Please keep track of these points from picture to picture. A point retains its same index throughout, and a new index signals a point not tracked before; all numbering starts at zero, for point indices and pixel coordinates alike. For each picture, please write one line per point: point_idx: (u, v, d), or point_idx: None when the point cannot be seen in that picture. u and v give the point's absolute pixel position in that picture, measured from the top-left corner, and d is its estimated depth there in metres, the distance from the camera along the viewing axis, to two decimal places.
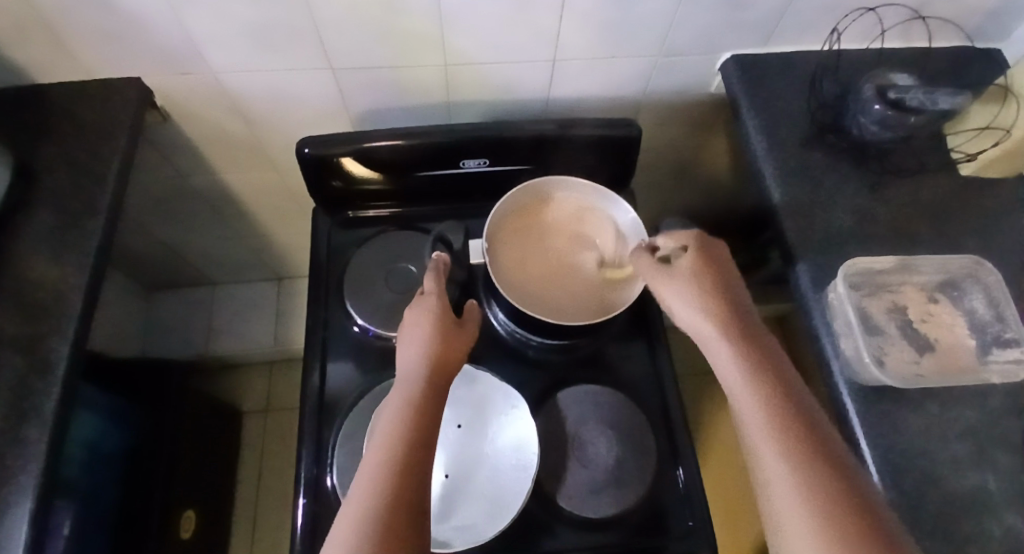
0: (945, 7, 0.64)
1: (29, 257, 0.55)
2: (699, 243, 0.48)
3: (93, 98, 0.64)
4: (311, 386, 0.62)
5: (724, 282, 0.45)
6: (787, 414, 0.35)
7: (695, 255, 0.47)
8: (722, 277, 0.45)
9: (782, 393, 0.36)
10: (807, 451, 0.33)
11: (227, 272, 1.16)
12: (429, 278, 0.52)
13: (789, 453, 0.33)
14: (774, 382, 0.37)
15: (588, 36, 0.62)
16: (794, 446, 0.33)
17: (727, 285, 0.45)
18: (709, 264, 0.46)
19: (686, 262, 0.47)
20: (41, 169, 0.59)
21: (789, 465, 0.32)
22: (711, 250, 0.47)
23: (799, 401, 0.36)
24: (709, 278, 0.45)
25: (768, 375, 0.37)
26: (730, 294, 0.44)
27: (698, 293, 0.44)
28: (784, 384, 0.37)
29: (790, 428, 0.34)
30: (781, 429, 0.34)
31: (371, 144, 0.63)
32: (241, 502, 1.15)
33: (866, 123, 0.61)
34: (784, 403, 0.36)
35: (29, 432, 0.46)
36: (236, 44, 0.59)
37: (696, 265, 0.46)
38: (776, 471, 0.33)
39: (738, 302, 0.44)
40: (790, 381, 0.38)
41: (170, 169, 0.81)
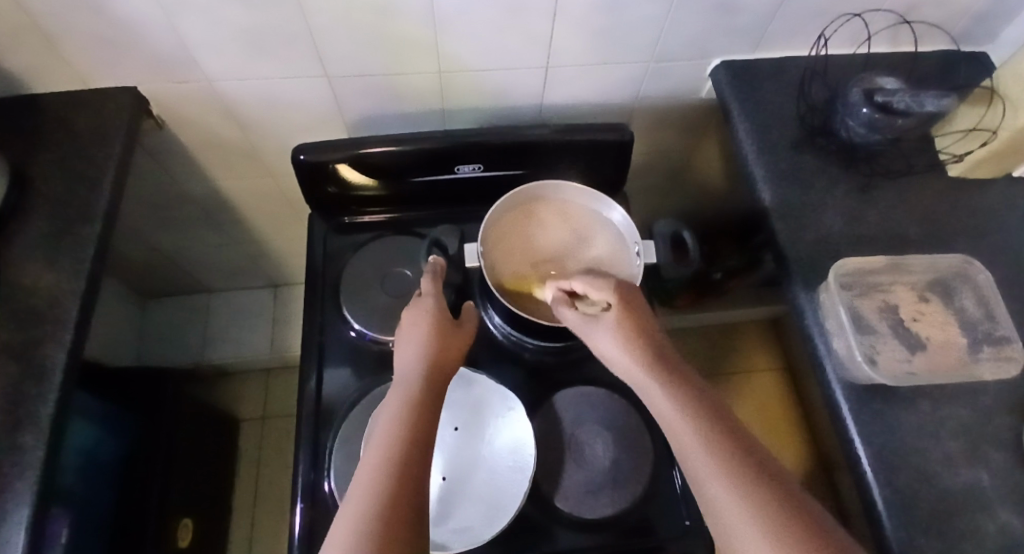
0: (931, 11, 0.65)
1: (25, 263, 0.55)
2: (618, 290, 0.48)
3: (89, 106, 0.64)
4: (308, 392, 0.62)
5: (647, 324, 0.45)
6: (725, 444, 0.34)
7: (618, 306, 0.46)
8: (644, 318, 0.45)
9: (717, 423, 0.36)
10: (751, 478, 0.32)
11: (223, 279, 1.16)
12: (427, 280, 0.53)
13: (735, 479, 0.32)
14: (708, 415, 0.36)
15: (579, 43, 0.63)
16: (751, 500, 0.31)
17: (648, 327, 0.44)
18: (632, 310, 0.46)
19: (609, 312, 0.46)
20: (38, 177, 0.60)
21: (737, 494, 0.32)
22: (631, 298, 0.47)
23: (736, 429, 0.36)
24: (633, 323, 0.44)
25: (700, 406, 0.37)
26: (652, 336, 0.44)
27: (627, 338, 0.43)
28: (719, 414, 0.37)
29: (731, 456, 0.34)
30: (724, 458, 0.33)
31: (366, 150, 0.63)
32: (238, 511, 1.14)
33: (854, 126, 0.62)
34: (720, 434, 0.35)
35: (26, 438, 0.46)
36: (229, 50, 0.59)
37: (620, 310, 0.46)
38: (725, 503, 0.32)
39: (660, 343, 0.44)
40: (734, 425, 0.36)
41: (166, 177, 0.81)
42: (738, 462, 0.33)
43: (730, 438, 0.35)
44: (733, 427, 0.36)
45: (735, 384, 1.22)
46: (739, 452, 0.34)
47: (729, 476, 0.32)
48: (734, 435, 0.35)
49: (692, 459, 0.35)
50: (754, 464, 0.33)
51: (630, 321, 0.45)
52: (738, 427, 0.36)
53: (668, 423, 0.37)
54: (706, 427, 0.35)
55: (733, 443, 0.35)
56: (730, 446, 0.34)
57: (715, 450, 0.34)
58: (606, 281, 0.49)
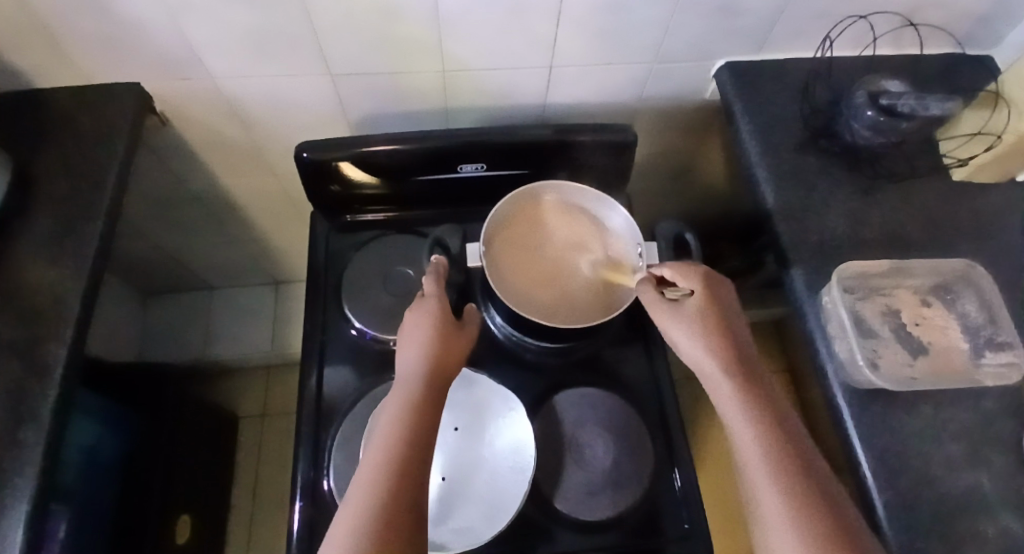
0: (936, 14, 0.65)
1: (27, 260, 0.55)
2: (706, 283, 0.47)
3: (92, 103, 0.64)
4: (308, 390, 0.62)
5: (729, 321, 0.45)
6: (783, 448, 0.36)
7: (702, 299, 0.46)
8: (727, 315, 0.46)
9: (778, 429, 0.37)
10: (802, 488, 0.34)
11: (223, 276, 1.16)
12: (429, 281, 0.53)
13: (784, 486, 0.34)
14: (772, 418, 0.38)
15: (583, 43, 0.63)
16: (797, 507, 0.33)
17: (729, 324, 0.45)
18: (716, 303, 0.46)
19: (693, 302, 0.46)
20: (40, 173, 0.60)
21: (781, 497, 0.34)
22: (719, 294, 0.47)
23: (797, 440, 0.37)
24: (714, 317, 0.45)
25: (766, 411, 0.39)
26: (731, 333, 0.44)
27: (704, 330, 0.44)
28: (783, 421, 0.38)
29: (787, 462, 0.35)
30: (779, 464, 0.35)
31: (368, 149, 0.63)
32: (238, 508, 1.14)
33: (859, 128, 0.61)
34: (780, 440, 0.37)
35: (26, 435, 0.46)
36: (232, 49, 0.59)
37: (703, 304, 0.46)
38: (769, 502, 0.34)
39: (741, 343, 0.44)
40: (795, 434, 0.38)
41: (169, 174, 0.81)
42: (793, 471, 0.35)
43: (789, 444, 0.37)
44: (792, 434, 0.38)
45: None
46: (794, 463, 0.35)
47: (777, 477, 0.35)
48: (792, 440, 0.37)
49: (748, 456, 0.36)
50: (805, 472, 0.35)
51: (712, 318, 0.45)
52: (797, 433, 0.38)
53: (733, 417, 0.39)
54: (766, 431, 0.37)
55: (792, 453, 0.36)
56: (787, 452, 0.36)
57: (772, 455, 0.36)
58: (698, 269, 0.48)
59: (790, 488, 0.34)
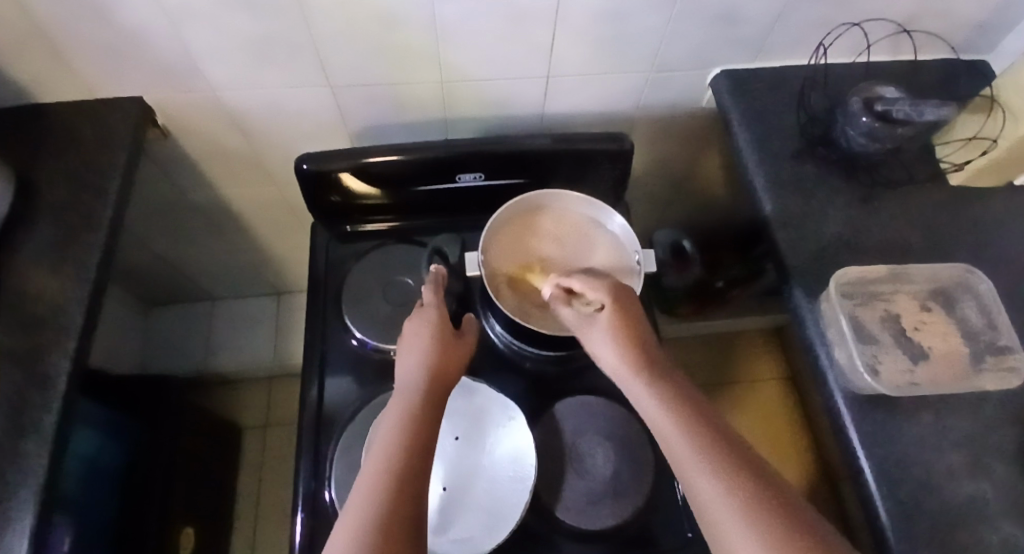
0: (930, 21, 0.66)
1: (30, 272, 0.55)
2: (611, 291, 0.47)
3: (96, 116, 0.65)
4: (309, 400, 0.62)
5: (639, 326, 0.45)
6: (712, 442, 0.35)
7: (612, 308, 0.46)
8: (636, 314, 0.46)
9: (704, 424, 0.37)
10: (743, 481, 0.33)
11: (225, 287, 1.17)
12: (428, 290, 0.53)
13: (726, 483, 0.33)
14: (699, 418, 0.37)
15: (580, 53, 0.64)
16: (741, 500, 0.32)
17: (640, 325, 0.45)
18: (623, 305, 0.46)
19: (603, 315, 0.46)
20: (44, 186, 0.60)
21: (727, 495, 0.32)
22: (625, 300, 0.47)
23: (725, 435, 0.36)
24: (627, 321, 0.45)
25: (687, 408, 0.38)
26: (643, 334, 0.44)
27: (618, 333, 0.44)
28: (706, 417, 0.38)
29: (719, 456, 0.34)
30: (712, 458, 0.34)
31: (368, 160, 0.63)
32: (239, 519, 1.14)
33: (855, 135, 0.62)
34: (707, 434, 0.36)
35: (28, 445, 0.46)
36: (234, 60, 0.60)
37: (614, 313, 0.45)
38: (714, 502, 0.32)
39: (653, 347, 0.44)
40: (723, 428, 0.37)
41: (171, 185, 0.82)
42: (729, 464, 0.34)
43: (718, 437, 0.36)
44: (719, 428, 0.37)
45: (738, 391, 1.21)
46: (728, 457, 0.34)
47: (713, 475, 0.33)
48: (722, 435, 0.36)
49: (681, 460, 0.35)
50: (740, 463, 0.34)
51: (624, 323, 0.45)
52: (726, 428, 0.37)
53: (657, 420, 0.38)
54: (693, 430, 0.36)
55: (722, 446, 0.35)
56: (718, 445, 0.35)
57: (704, 451, 0.34)
58: (601, 278, 0.49)
59: (732, 482, 0.33)
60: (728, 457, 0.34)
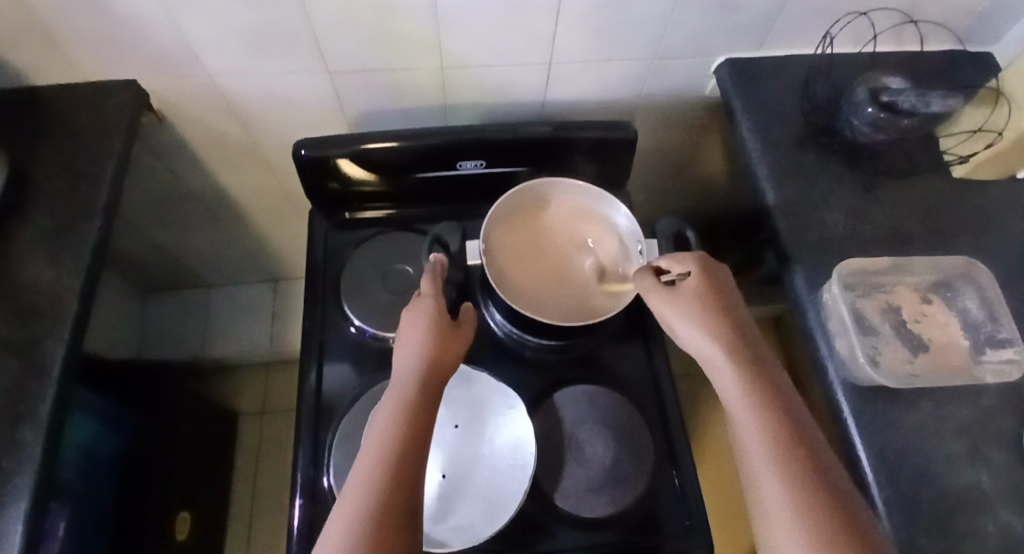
0: (936, 11, 0.65)
1: (24, 259, 0.54)
2: (702, 266, 0.46)
3: (89, 100, 0.64)
4: (308, 387, 0.62)
5: (726, 305, 0.44)
6: (787, 441, 0.36)
7: (699, 283, 0.45)
8: (726, 297, 0.45)
9: (783, 421, 0.37)
10: (805, 473, 0.34)
11: (222, 274, 1.16)
12: (426, 280, 0.51)
13: (785, 472, 0.34)
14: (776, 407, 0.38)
15: (583, 39, 0.63)
16: (797, 493, 0.33)
17: (730, 309, 0.44)
18: (712, 286, 0.46)
19: (690, 288, 0.45)
20: (38, 171, 0.59)
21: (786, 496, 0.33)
22: (715, 278, 0.46)
23: (800, 426, 0.37)
24: (711, 300, 0.44)
25: (769, 403, 0.38)
26: (728, 315, 0.44)
27: (701, 317, 0.44)
28: (782, 404, 0.38)
29: (788, 447, 0.35)
30: (784, 459, 0.35)
31: (366, 146, 0.63)
32: (237, 505, 1.14)
33: (859, 125, 0.61)
34: (781, 426, 0.36)
35: (24, 433, 0.46)
36: (230, 45, 0.58)
37: (701, 289, 0.45)
38: (772, 500, 0.34)
39: (741, 326, 0.44)
40: (796, 419, 0.37)
41: (166, 171, 0.80)
42: (795, 455, 0.35)
43: (794, 436, 0.36)
44: (798, 426, 0.37)
45: None
46: (796, 447, 0.35)
47: (777, 464, 0.35)
48: (799, 432, 0.36)
49: (752, 453, 0.36)
50: (808, 457, 0.35)
51: (710, 301, 0.44)
52: (805, 426, 0.37)
53: (737, 408, 0.39)
54: (768, 418, 0.37)
55: (793, 438, 0.36)
56: (787, 439, 0.36)
57: (773, 445, 0.35)
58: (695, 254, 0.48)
59: (797, 485, 0.34)
60: (799, 457, 0.35)
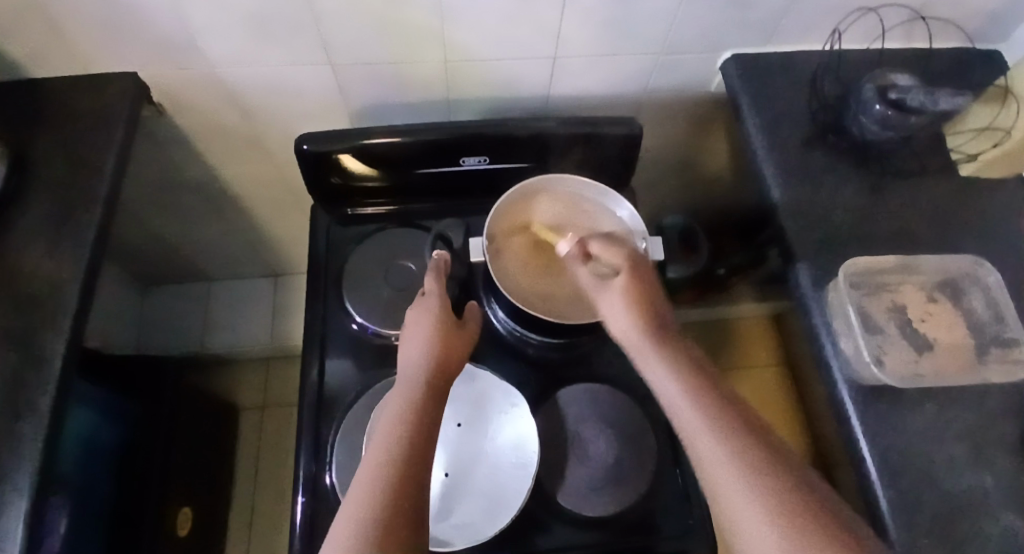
0: (946, 8, 0.64)
1: (24, 251, 0.54)
2: (629, 257, 0.47)
3: (90, 91, 0.63)
4: (310, 382, 0.62)
5: (652, 295, 0.45)
6: (721, 409, 0.35)
7: (627, 272, 0.45)
8: (651, 284, 0.45)
9: (716, 398, 0.36)
10: (750, 451, 0.32)
11: (222, 267, 1.16)
12: (430, 277, 0.52)
13: (734, 452, 0.32)
14: (711, 388, 0.37)
15: (589, 34, 0.62)
16: (750, 471, 0.31)
17: (658, 301, 0.44)
18: (641, 276, 0.46)
19: (618, 279, 0.45)
20: (37, 161, 0.59)
21: (733, 473, 0.31)
22: (641, 267, 0.47)
23: (738, 407, 0.36)
24: (641, 288, 0.44)
25: (701, 385, 0.37)
26: (656, 304, 0.44)
27: (631, 304, 0.43)
28: (716, 387, 0.37)
29: (731, 427, 0.34)
30: (729, 438, 0.33)
31: (368, 140, 0.62)
32: (237, 498, 1.14)
33: (867, 123, 0.61)
34: (720, 405, 0.35)
35: (24, 426, 0.46)
36: (232, 36, 0.58)
37: (628, 278, 0.45)
38: (728, 488, 0.31)
39: (666, 317, 0.43)
40: (734, 400, 0.37)
41: (167, 163, 0.80)
42: (739, 434, 0.33)
43: (736, 419, 0.34)
44: (728, 398, 0.36)
45: (735, 378, 1.22)
46: (738, 425, 0.34)
47: (722, 446, 0.33)
48: (735, 407, 0.35)
49: (691, 433, 0.34)
50: (753, 435, 0.33)
51: (639, 289, 0.44)
52: (745, 408, 0.36)
53: (671, 396, 0.37)
54: (704, 403, 0.35)
55: (733, 418, 0.34)
56: (728, 418, 0.34)
57: (717, 424, 0.34)
58: (619, 246, 0.49)
59: (747, 461, 0.32)
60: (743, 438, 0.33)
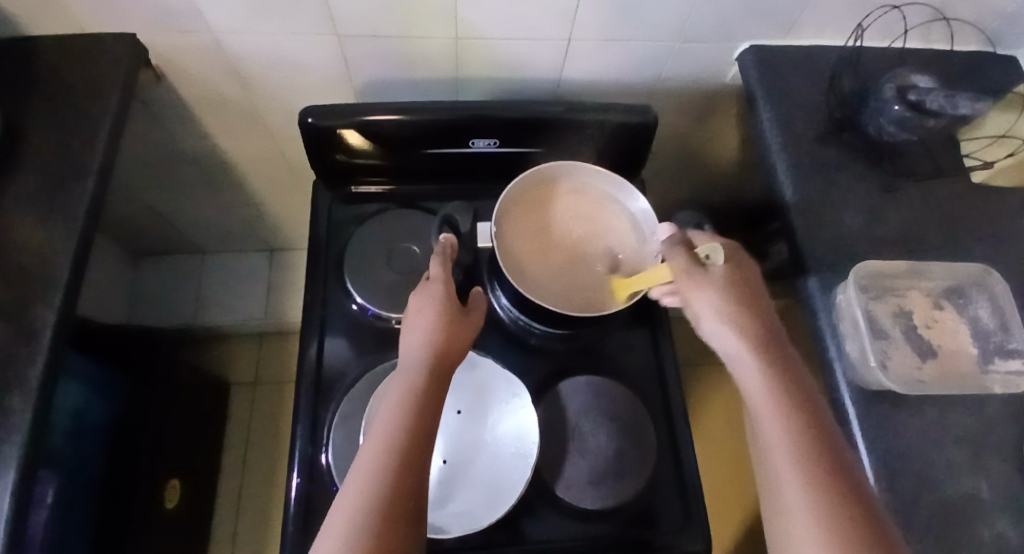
0: (970, 9, 0.63)
1: (13, 218, 0.52)
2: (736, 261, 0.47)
3: (84, 53, 0.60)
4: (308, 363, 0.61)
5: (754, 303, 0.45)
6: (809, 436, 0.37)
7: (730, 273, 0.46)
8: (753, 292, 0.46)
9: (808, 426, 0.38)
10: (830, 482, 0.35)
11: (216, 240, 1.13)
12: (435, 263, 0.51)
13: (811, 478, 0.35)
14: (804, 412, 0.38)
15: (606, 17, 0.60)
16: (824, 499, 0.34)
17: (758, 310, 0.45)
18: (743, 283, 0.46)
19: (720, 277, 0.46)
20: (28, 125, 0.56)
21: (796, 465, 0.36)
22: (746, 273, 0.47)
23: (827, 435, 0.37)
24: (741, 295, 0.45)
25: (796, 406, 0.39)
26: (756, 313, 0.44)
27: (728, 304, 0.45)
28: (809, 412, 0.39)
29: (816, 458, 0.36)
30: (810, 468, 0.35)
31: (373, 118, 0.60)
32: (227, 472, 1.14)
33: (884, 124, 0.59)
34: (807, 429, 0.37)
35: (12, 400, 0.44)
36: (235, 2, 0.55)
37: (730, 280, 0.46)
38: (798, 509, 0.34)
39: (768, 326, 0.44)
40: (820, 420, 0.39)
41: (162, 132, 0.77)
42: (822, 464, 0.36)
43: (821, 448, 0.37)
44: (818, 422, 0.38)
45: None
46: (823, 458, 0.36)
47: (801, 469, 0.35)
48: (821, 432, 0.38)
49: (774, 448, 0.37)
50: (834, 466, 0.36)
51: (739, 294, 0.45)
52: (831, 435, 0.38)
53: (760, 409, 0.40)
54: (796, 423, 0.38)
55: (820, 446, 0.37)
56: (816, 448, 0.36)
57: (801, 452, 0.36)
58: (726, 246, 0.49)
59: (822, 489, 0.34)
60: (824, 469, 0.35)
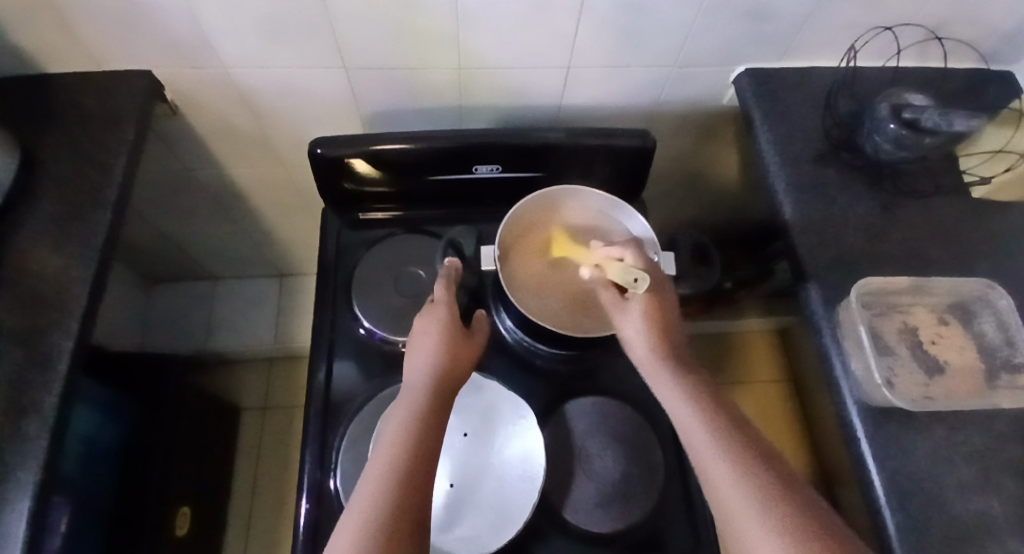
0: (962, 28, 0.64)
1: (33, 249, 0.54)
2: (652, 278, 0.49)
3: (102, 90, 0.63)
4: (316, 387, 0.62)
5: (670, 322, 0.47)
6: (736, 441, 0.38)
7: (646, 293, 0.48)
8: (669, 308, 0.48)
9: (735, 433, 0.38)
10: (765, 481, 0.35)
11: (226, 266, 1.15)
12: (439, 286, 0.52)
13: (746, 480, 0.35)
14: (728, 421, 0.39)
15: (603, 44, 0.62)
16: (763, 499, 0.34)
17: (673, 328, 0.47)
18: (659, 300, 0.48)
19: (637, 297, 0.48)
20: (48, 160, 0.59)
21: (730, 470, 0.36)
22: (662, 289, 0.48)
23: (752, 439, 0.38)
24: (658, 312, 0.47)
25: (719, 415, 0.40)
26: (672, 330, 0.46)
27: (649, 323, 0.46)
28: (733, 420, 0.40)
29: (748, 460, 0.36)
30: (745, 469, 0.36)
31: (380, 147, 0.62)
32: (236, 498, 1.14)
33: (880, 142, 0.61)
34: (734, 435, 0.38)
35: (29, 426, 0.45)
36: (248, 37, 0.58)
37: (648, 299, 0.47)
38: (742, 513, 0.34)
39: (681, 343, 0.46)
40: (746, 428, 0.39)
41: (176, 162, 0.80)
42: (755, 466, 0.36)
43: (749, 451, 0.37)
44: (743, 428, 0.39)
45: (739, 392, 1.22)
46: (755, 460, 0.36)
47: (735, 473, 0.35)
48: (749, 437, 0.38)
49: (705, 459, 0.37)
50: (766, 466, 0.36)
51: (657, 310, 0.47)
52: (757, 439, 0.39)
53: (686, 423, 0.40)
54: (720, 431, 0.38)
55: (749, 448, 0.37)
56: (746, 451, 0.37)
57: (731, 456, 0.36)
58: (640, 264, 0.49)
59: (760, 489, 0.34)
60: (758, 469, 0.36)
